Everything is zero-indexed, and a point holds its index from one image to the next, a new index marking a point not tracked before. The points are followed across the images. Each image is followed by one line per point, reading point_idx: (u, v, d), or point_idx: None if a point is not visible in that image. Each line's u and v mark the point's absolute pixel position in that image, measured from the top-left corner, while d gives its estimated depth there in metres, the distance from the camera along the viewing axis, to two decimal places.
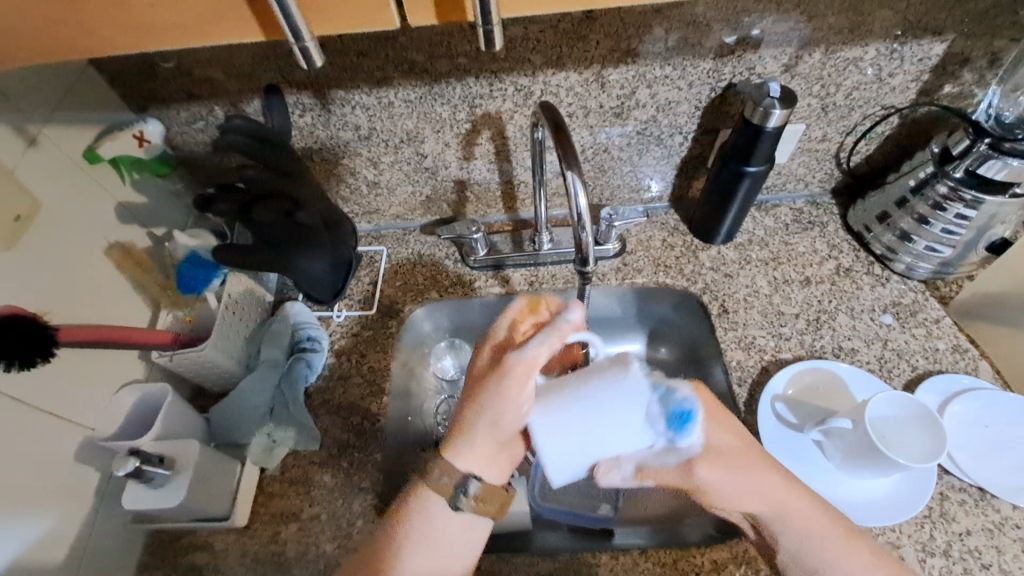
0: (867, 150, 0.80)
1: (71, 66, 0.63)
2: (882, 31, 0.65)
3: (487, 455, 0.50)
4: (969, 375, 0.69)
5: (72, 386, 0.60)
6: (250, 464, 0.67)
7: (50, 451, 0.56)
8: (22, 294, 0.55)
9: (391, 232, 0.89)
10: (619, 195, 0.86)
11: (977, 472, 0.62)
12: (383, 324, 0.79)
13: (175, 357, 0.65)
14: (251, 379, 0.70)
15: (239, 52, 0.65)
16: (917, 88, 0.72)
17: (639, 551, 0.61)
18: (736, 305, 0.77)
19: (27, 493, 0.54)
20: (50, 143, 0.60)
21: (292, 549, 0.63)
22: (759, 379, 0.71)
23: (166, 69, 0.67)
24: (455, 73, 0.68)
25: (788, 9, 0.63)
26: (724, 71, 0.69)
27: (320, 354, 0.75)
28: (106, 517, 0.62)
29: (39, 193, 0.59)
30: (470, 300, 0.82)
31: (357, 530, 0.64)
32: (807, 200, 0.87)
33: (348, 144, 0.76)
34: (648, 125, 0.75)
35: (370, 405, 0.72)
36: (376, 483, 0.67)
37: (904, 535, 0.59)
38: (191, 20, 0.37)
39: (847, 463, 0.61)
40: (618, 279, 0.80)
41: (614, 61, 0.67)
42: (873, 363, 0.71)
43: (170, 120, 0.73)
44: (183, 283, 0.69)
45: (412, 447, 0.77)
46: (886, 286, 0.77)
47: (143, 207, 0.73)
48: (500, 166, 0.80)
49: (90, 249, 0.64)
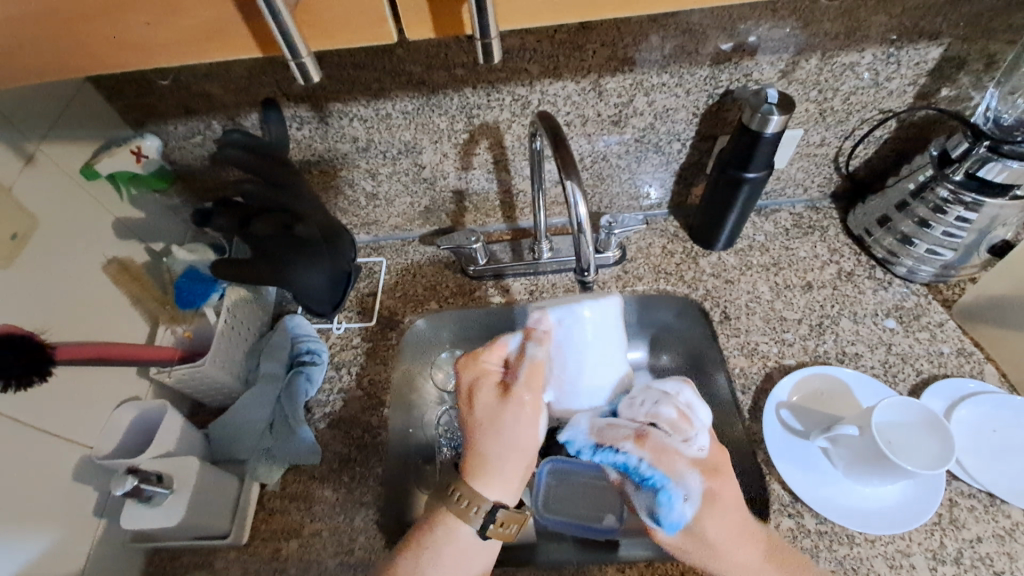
0: (865, 154, 0.80)
1: (70, 85, 0.63)
2: (879, 36, 0.65)
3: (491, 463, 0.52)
4: (975, 379, 0.68)
5: (71, 404, 0.59)
6: (250, 481, 0.66)
7: (45, 473, 0.55)
8: (21, 312, 0.55)
9: (391, 243, 0.89)
10: (619, 203, 0.86)
11: (987, 477, 0.61)
12: (384, 336, 0.79)
13: (174, 372, 0.64)
14: (250, 395, 0.69)
15: (236, 67, 0.65)
16: (914, 92, 0.72)
17: (645, 563, 0.60)
18: (738, 311, 0.76)
19: (23, 515, 0.53)
20: (49, 160, 0.60)
21: (293, 565, 0.62)
22: (763, 386, 0.70)
23: (162, 86, 0.67)
24: (452, 84, 0.68)
25: (784, 15, 0.63)
26: (721, 78, 0.69)
27: (320, 367, 0.74)
28: (105, 537, 0.61)
29: (37, 211, 0.58)
30: (470, 309, 0.81)
31: (359, 546, 0.63)
32: (807, 205, 0.87)
33: (347, 155, 0.76)
34: (646, 133, 0.75)
35: (370, 418, 0.72)
36: (379, 498, 0.67)
37: (914, 543, 0.58)
38: (184, 38, 0.36)
39: (852, 470, 0.61)
40: (618, 286, 0.80)
41: (612, 69, 0.67)
42: (877, 368, 0.70)
43: (167, 135, 0.73)
44: (182, 299, 0.68)
45: (415, 459, 0.76)
46: (888, 290, 0.77)
47: (140, 222, 0.73)
48: (498, 175, 0.80)
49: (87, 266, 0.64)
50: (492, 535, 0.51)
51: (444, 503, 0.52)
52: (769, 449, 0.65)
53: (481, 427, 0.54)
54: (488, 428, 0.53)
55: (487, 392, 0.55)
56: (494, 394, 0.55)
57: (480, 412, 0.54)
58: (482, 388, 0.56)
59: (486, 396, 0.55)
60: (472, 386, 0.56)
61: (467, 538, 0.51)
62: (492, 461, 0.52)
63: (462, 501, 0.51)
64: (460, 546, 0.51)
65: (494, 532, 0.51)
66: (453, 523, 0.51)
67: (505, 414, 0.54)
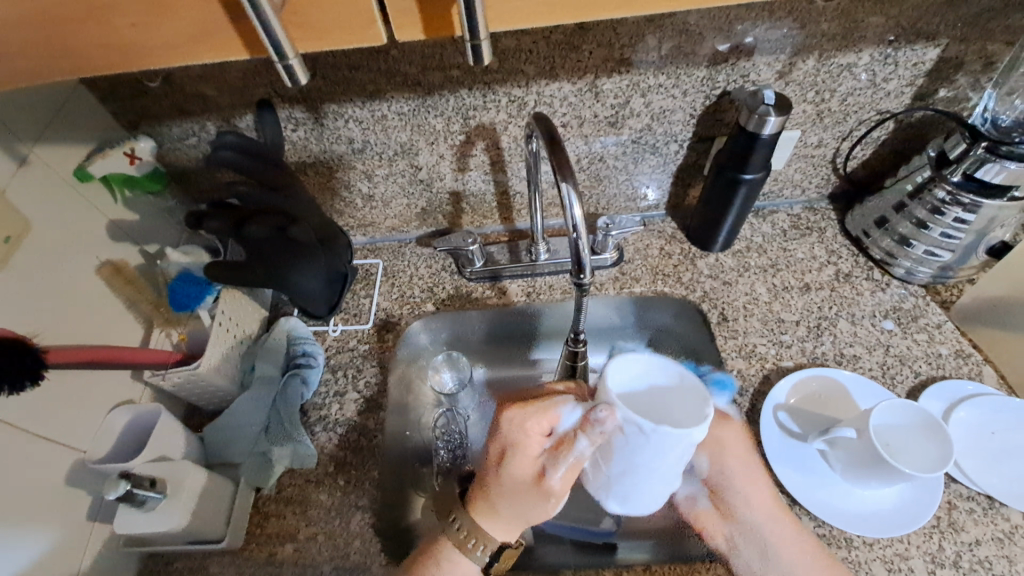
0: (863, 155, 0.80)
1: (63, 86, 0.62)
2: (876, 36, 0.65)
3: (501, 520, 0.50)
4: (973, 381, 0.68)
5: (64, 408, 0.59)
6: (245, 485, 0.65)
7: (39, 477, 0.55)
8: (14, 315, 0.54)
9: (387, 245, 0.88)
10: (616, 204, 0.86)
11: (985, 479, 0.61)
12: (380, 338, 0.78)
13: (168, 375, 0.64)
14: (245, 399, 0.69)
15: (231, 68, 0.64)
16: (911, 92, 0.72)
17: (643, 567, 0.59)
18: (736, 313, 0.76)
19: (15, 520, 0.52)
20: (41, 162, 0.60)
21: (288, 570, 0.62)
22: (761, 388, 0.70)
23: (156, 88, 0.66)
24: (448, 85, 0.67)
25: (781, 16, 0.63)
26: (718, 79, 0.69)
27: (316, 370, 0.73)
28: (99, 541, 0.60)
29: (30, 214, 0.58)
30: (466, 311, 0.81)
31: (355, 550, 0.63)
32: (805, 206, 0.86)
33: (342, 157, 0.75)
34: (643, 134, 0.75)
35: (366, 421, 0.71)
36: (375, 501, 0.66)
37: (912, 547, 0.58)
38: (173, 40, 0.36)
39: (850, 473, 0.60)
40: (616, 288, 0.80)
41: (608, 70, 0.67)
42: (875, 370, 0.70)
43: (162, 136, 0.72)
44: (176, 300, 0.67)
45: (411, 462, 0.76)
46: (886, 291, 0.77)
47: (134, 224, 0.73)
48: (495, 177, 0.80)
49: (81, 268, 0.63)
50: (494, 570, 0.54)
51: (444, 531, 0.51)
52: (767, 451, 0.64)
53: (506, 488, 0.50)
54: (512, 495, 0.50)
55: (527, 457, 0.50)
56: (532, 463, 0.50)
57: (508, 474, 0.50)
58: (520, 450, 0.50)
59: (524, 461, 0.50)
60: (510, 441, 0.51)
61: (469, 573, 0.51)
62: (502, 522, 0.50)
63: (465, 536, 0.50)
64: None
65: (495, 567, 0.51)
66: (457, 556, 0.50)
67: (535, 492, 0.49)
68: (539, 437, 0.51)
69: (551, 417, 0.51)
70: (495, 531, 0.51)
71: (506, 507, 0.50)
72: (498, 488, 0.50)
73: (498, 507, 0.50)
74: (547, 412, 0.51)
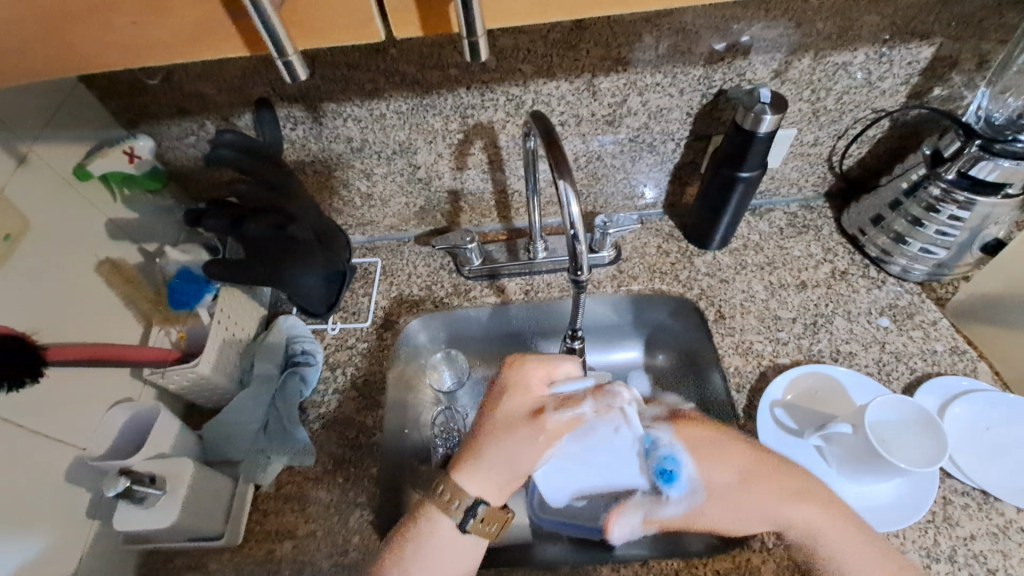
0: (859, 154, 0.80)
1: (62, 85, 0.63)
2: (871, 36, 0.66)
3: (484, 458, 0.51)
4: (968, 377, 0.69)
5: (63, 406, 0.59)
6: (244, 482, 0.65)
7: (38, 474, 0.55)
8: (13, 313, 0.55)
9: (386, 243, 0.89)
10: (614, 202, 0.86)
11: (980, 475, 0.62)
12: (378, 336, 0.79)
13: (167, 373, 0.64)
14: (243, 397, 0.69)
15: (230, 67, 0.65)
16: (906, 91, 0.72)
17: (640, 563, 0.60)
18: (733, 311, 0.76)
19: (15, 517, 0.53)
20: (41, 161, 0.60)
21: (287, 566, 0.62)
22: (758, 385, 0.70)
23: (155, 86, 0.66)
24: (446, 84, 0.68)
25: (777, 15, 0.63)
26: (715, 78, 0.69)
27: (315, 368, 0.74)
28: (98, 539, 0.60)
29: (29, 212, 0.58)
30: (464, 309, 0.81)
31: (354, 547, 0.63)
32: (801, 204, 0.87)
33: (341, 156, 0.76)
34: (640, 133, 0.75)
35: (365, 419, 0.72)
36: (373, 498, 0.66)
37: (908, 541, 0.58)
38: (172, 38, 0.36)
39: (846, 469, 0.61)
40: (613, 286, 0.80)
41: (605, 69, 0.67)
42: (871, 366, 0.71)
43: (160, 135, 0.72)
44: (174, 299, 0.67)
45: (410, 459, 0.76)
46: (882, 289, 0.77)
47: (133, 223, 0.73)
48: (493, 175, 0.80)
49: (80, 266, 0.64)
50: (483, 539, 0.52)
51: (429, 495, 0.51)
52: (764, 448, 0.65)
53: (500, 422, 0.53)
54: (505, 428, 0.52)
55: (526, 395, 0.55)
56: (528, 401, 0.55)
57: (505, 408, 0.54)
58: (520, 390, 0.55)
59: (521, 398, 0.55)
60: (511, 382, 0.56)
61: (449, 534, 0.50)
62: (487, 462, 0.51)
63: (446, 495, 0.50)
64: (446, 542, 0.50)
65: (476, 529, 0.50)
66: (436, 516, 0.50)
67: (529, 425, 0.53)
68: (540, 383, 0.56)
69: (553, 369, 0.58)
70: (473, 475, 0.51)
71: (495, 443, 0.52)
72: (492, 424, 0.53)
73: (485, 444, 0.52)
74: (549, 365, 0.57)
